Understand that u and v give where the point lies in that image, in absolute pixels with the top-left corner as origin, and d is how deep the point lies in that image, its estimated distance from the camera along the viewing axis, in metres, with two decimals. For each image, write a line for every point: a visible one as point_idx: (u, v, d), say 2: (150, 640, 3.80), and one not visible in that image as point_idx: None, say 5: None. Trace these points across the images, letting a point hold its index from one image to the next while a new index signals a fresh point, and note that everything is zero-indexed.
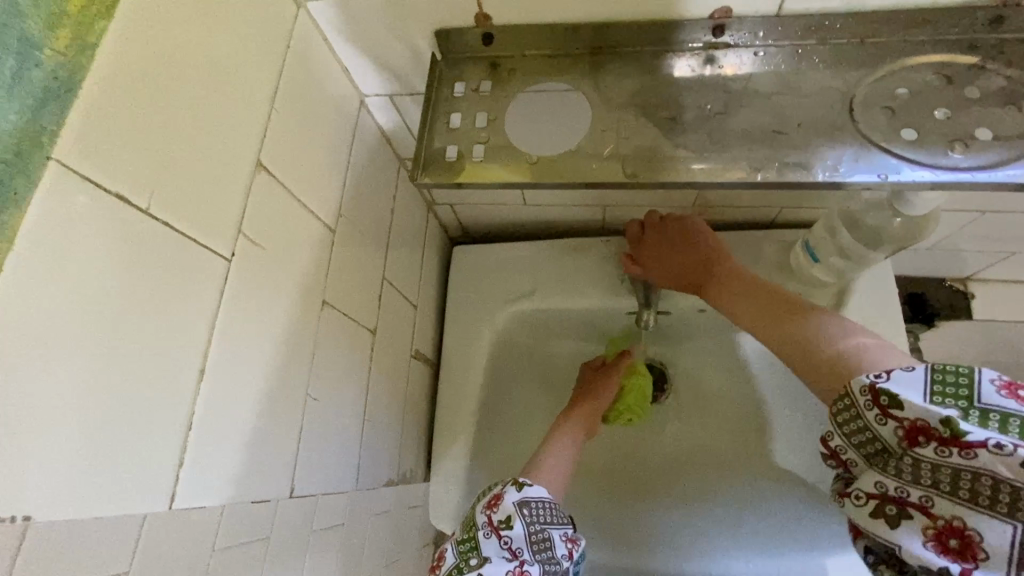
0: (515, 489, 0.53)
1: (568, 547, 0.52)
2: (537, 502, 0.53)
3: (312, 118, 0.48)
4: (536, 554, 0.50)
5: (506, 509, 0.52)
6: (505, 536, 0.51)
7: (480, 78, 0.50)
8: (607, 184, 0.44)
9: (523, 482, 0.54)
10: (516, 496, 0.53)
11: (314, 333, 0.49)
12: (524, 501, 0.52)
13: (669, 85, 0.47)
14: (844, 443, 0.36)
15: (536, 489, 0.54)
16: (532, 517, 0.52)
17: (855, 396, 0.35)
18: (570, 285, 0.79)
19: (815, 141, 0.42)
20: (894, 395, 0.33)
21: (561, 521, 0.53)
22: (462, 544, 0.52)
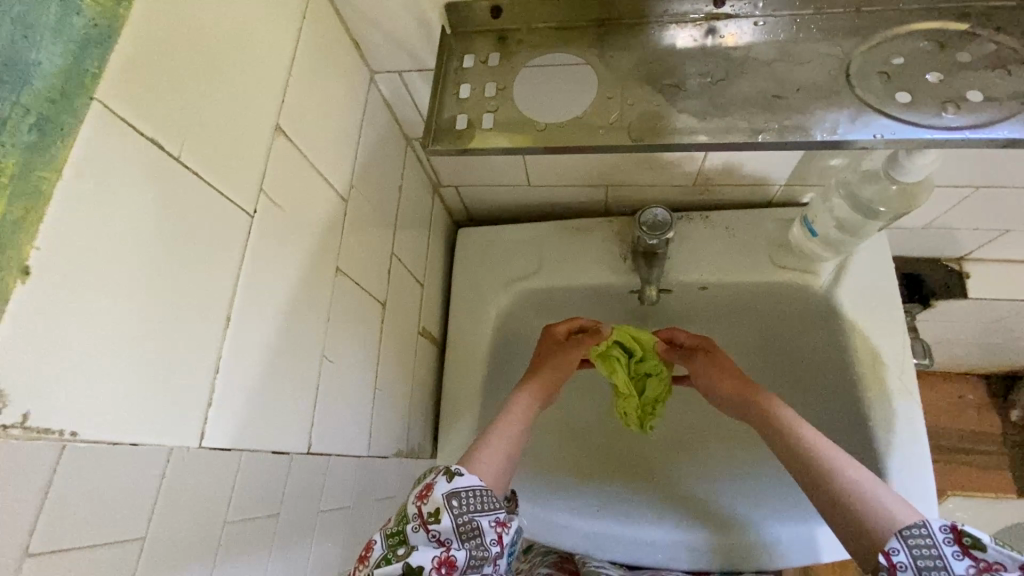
0: (445, 479, 0.49)
1: (499, 531, 0.48)
2: (467, 491, 0.48)
3: (326, 88, 0.50)
4: (464, 542, 0.47)
5: (434, 500, 0.47)
6: (434, 529, 0.46)
7: (488, 50, 0.52)
8: (612, 149, 0.46)
9: (454, 470, 0.50)
10: (445, 487, 0.48)
11: (328, 296, 0.50)
12: (454, 493, 0.48)
13: (672, 54, 0.48)
14: (907, 561, 0.38)
15: (468, 477, 0.49)
16: (462, 508, 0.48)
17: (934, 530, 0.39)
18: (573, 264, 0.80)
19: (813, 104, 0.44)
20: (977, 538, 0.37)
21: (493, 507, 0.49)
22: (391, 537, 0.47)
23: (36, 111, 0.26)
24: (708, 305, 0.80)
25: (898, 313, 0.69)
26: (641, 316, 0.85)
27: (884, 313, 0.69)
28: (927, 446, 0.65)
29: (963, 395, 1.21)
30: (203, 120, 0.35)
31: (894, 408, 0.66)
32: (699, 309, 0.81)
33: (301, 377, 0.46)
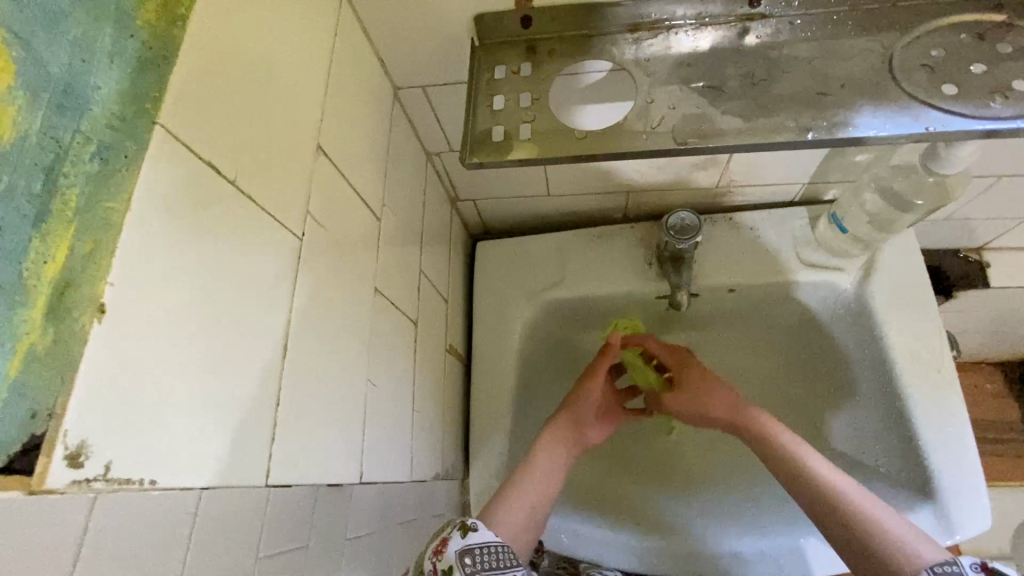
0: (459, 535, 0.47)
1: None
2: (481, 547, 0.46)
3: (357, 107, 0.49)
4: None
5: (447, 559, 0.45)
6: None
7: (519, 61, 0.51)
8: (658, 153, 0.45)
9: (469, 525, 0.48)
10: (460, 543, 0.46)
11: (368, 319, 0.49)
12: (467, 550, 0.46)
13: (708, 56, 0.48)
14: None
15: (482, 533, 0.47)
16: (476, 566, 0.45)
17: (965, 566, 0.41)
18: (598, 273, 0.79)
19: (857, 99, 0.43)
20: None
21: (510, 563, 0.47)
22: None
23: (98, 138, 0.24)
24: (736, 308, 0.79)
25: (931, 303, 0.69)
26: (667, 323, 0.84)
27: (916, 305, 0.69)
28: (971, 438, 0.64)
29: (982, 385, 1.21)
30: (251, 144, 0.33)
31: (937, 404, 0.65)
32: (727, 313, 0.80)
33: (348, 404, 0.44)
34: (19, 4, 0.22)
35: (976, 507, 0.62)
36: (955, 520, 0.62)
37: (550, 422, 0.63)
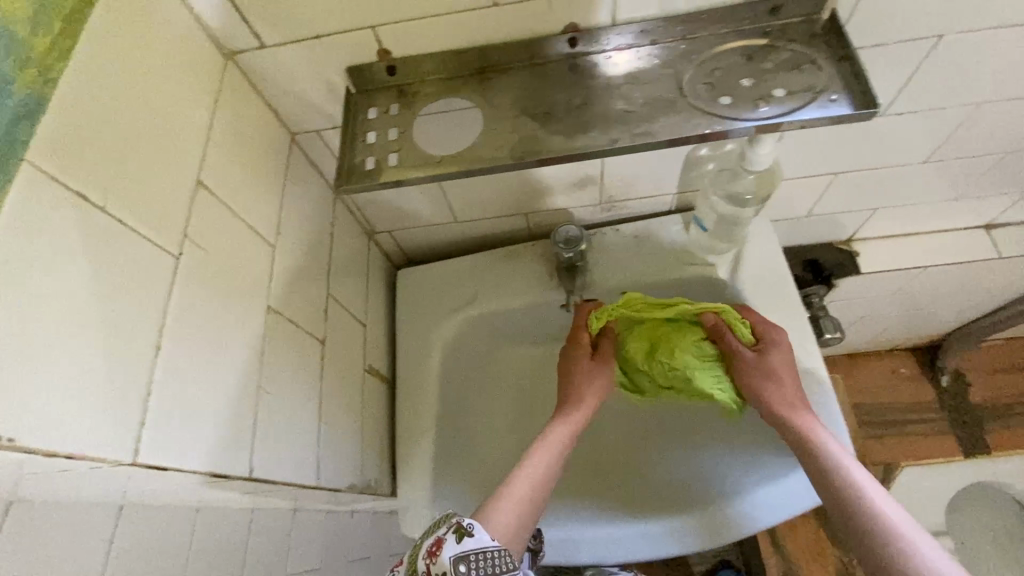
0: (455, 539, 0.52)
1: None
2: (477, 553, 0.51)
3: (246, 150, 0.56)
4: None
5: (443, 563, 0.50)
6: None
7: (389, 102, 0.59)
8: (499, 168, 0.53)
9: (466, 529, 0.52)
10: (453, 549, 0.51)
11: (263, 333, 0.54)
12: (461, 555, 0.50)
13: (543, 87, 0.57)
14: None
15: (476, 538, 0.52)
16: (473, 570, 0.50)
17: None
18: (507, 288, 0.87)
19: (656, 113, 0.53)
20: None
21: (509, 568, 0.50)
22: None
23: None
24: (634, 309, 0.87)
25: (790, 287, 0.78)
26: None
27: (779, 290, 0.78)
28: (834, 401, 0.72)
29: None
30: (123, 180, 0.40)
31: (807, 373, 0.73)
32: None
33: (239, 409, 0.49)
34: None
35: None
36: None
37: (563, 406, 0.72)
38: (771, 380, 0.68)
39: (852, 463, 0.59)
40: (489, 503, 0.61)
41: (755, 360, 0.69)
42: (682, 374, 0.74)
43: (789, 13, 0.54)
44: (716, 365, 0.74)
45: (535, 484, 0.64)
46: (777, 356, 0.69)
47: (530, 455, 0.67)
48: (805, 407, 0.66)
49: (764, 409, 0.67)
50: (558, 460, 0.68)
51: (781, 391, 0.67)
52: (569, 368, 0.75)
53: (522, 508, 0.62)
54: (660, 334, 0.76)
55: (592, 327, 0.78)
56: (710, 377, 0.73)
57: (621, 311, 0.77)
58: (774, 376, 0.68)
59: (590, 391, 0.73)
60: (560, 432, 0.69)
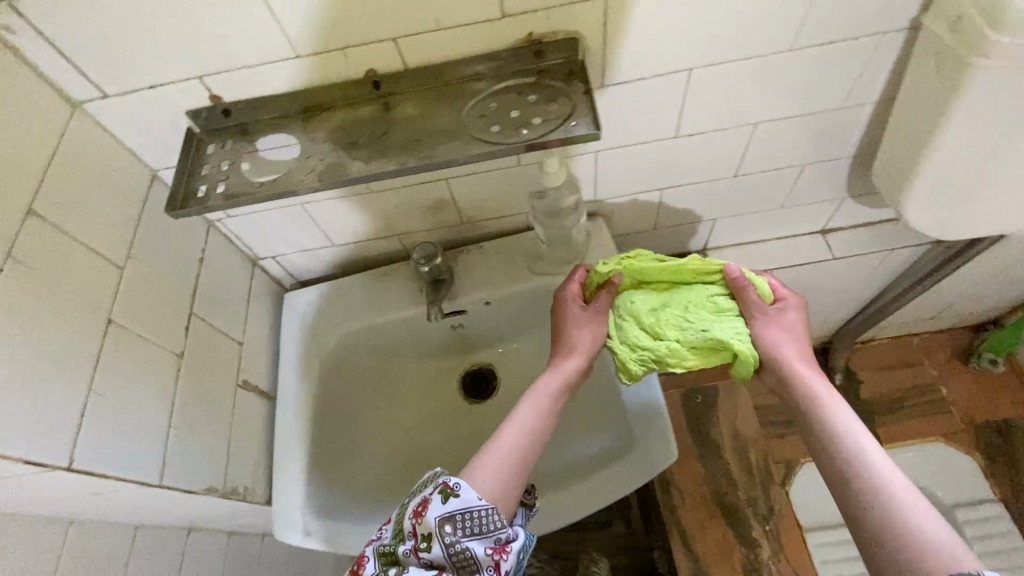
0: (441, 499, 0.57)
1: (494, 557, 0.56)
2: (461, 515, 0.57)
3: (93, 186, 0.65)
4: (455, 568, 0.55)
5: (428, 525, 0.56)
6: (425, 556, 0.55)
7: (226, 139, 0.68)
8: (305, 190, 0.62)
9: (451, 491, 0.58)
10: (439, 511, 0.57)
11: (100, 343, 0.62)
12: (446, 517, 0.56)
13: (355, 123, 0.66)
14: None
15: (461, 501, 0.57)
16: (454, 531, 0.56)
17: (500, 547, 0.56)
18: (381, 303, 0.95)
19: (438, 142, 0.62)
20: (508, 545, 0.57)
21: (492, 530, 0.57)
22: (383, 556, 0.57)
23: None
24: (500, 317, 0.96)
25: None
26: (452, 338, 0.99)
27: None
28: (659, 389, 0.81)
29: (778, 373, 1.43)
30: None
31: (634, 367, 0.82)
32: (495, 322, 0.97)
33: (61, 405, 0.57)
34: None
35: (664, 445, 0.77)
36: (647, 453, 0.77)
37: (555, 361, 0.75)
38: (781, 335, 0.72)
39: (848, 418, 0.64)
40: (480, 455, 0.65)
41: (765, 316, 0.73)
42: (698, 326, 0.73)
43: (550, 55, 0.64)
44: (735, 317, 0.74)
45: (526, 437, 0.67)
46: (776, 315, 0.73)
47: (522, 408, 0.70)
48: (814, 362, 0.71)
49: (771, 365, 0.71)
50: (547, 420, 0.70)
51: (789, 349, 0.71)
52: (563, 322, 0.78)
53: (511, 463, 0.65)
54: (672, 289, 0.77)
55: (587, 285, 0.80)
56: (727, 328, 0.73)
57: (626, 265, 0.77)
58: (787, 326, 0.73)
59: (581, 338, 0.76)
60: (552, 389, 0.72)
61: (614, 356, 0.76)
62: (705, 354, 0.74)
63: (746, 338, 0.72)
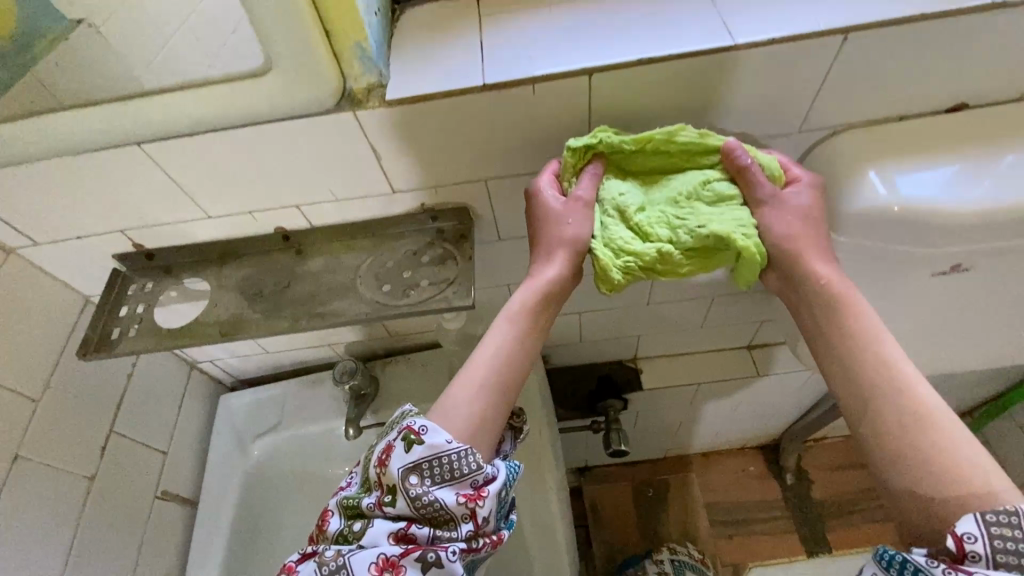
0: (404, 447, 0.49)
1: (469, 504, 0.47)
2: (428, 461, 0.48)
3: (17, 324, 0.70)
4: (427, 520, 0.47)
5: (391, 473, 0.48)
6: (390, 508, 0.47)
7: (147, 279, 0.74)
8: (204, 342, 0.66)
9: (415, 437, 0.49)
10: (402, 458, 0.48)
11: (0, 481, 0.66)
12: (411, 465, 0.48)
13: (263, 272, 0.71)
14: (984, 550, 0.36)
15: (427, 444, 0.48)
16: (420, 481, 0.47)
17: (479, 491, 0.48)
18: (309, 412, 0.99)
19: (332, 299, 0.68)
20: (489, 485, 0.48)
21: (465, 474, 0.48)
22: (349, 509, 0.50)
23: None
24: None
25: (547, 414, 0.91)
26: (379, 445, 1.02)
27: None
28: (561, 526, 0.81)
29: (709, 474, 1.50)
30: None
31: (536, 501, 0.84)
32: None
33: None
34: None
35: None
36: None
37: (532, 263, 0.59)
38: (794, 224, 0.55)
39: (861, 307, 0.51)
40: (452, 386, 0.54)
41: (774, 198, 0.55)
42: (692, 223, 0.55)
43: (444, 219, 0.70)
44: (740, 207, 0.56)
45: (493, 367, 0.55)
46: (792, 199, 0.56)
47: (493, 328, 0.57)
48: (828, 257, 0.55)
49: (782, 262, 0.55)
50: (517, 347, 0.56)
51: (799, 236, 0.54)
52: (541, 223, 0.58)
53: (484, 392, 0.53)
54: (656, 180, 0.59)
55: (565, 172, 0.59)
56: (727, 219, 0.55)
57: (607, 141, 0.57)
58: (801, 214, 0.55)
59: (563, 237, 0.57)
60: (523, 308, 0.57)
61: (595, 263, 0.57)
62: (703, 259, 0.57)
63: (753, 231, 0.54)
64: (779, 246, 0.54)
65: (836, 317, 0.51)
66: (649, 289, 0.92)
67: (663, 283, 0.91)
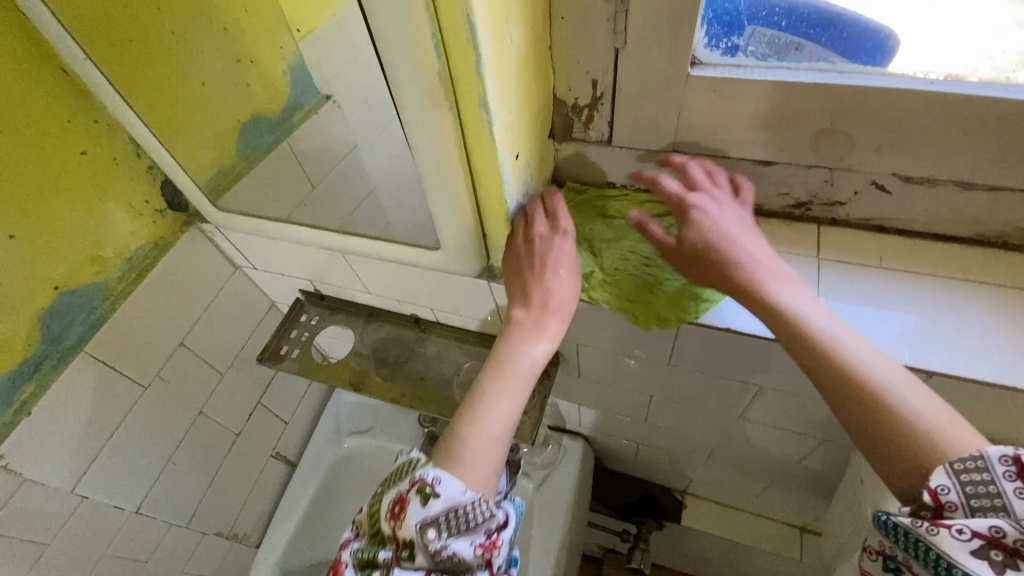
0: (420, 502, 0.49)
1: (483, 553, 0.49)
2: (443, 515, 0.49)
3: (228, 319, 0.96)
4: (443, 570, 0.49)
5: (409, 530, 0.49)
6: (408, 565, 0.49)
7: (315, 313, 0.97)
8: (337, 383, 0.86)
9: (431, 491, 0.49)
10: (418, 514, 0.49)
11: (186, 426, 0.92)
12: (426, 522, 0.49)
13: (393, 341, 0.91)
14: (960, 501, 0.37)
15: (442, 499, 0.49)
16: (435, 538, 0.48)
17: (490, 539, 0.50)
18: (393, 431, 1.18)
19: (434, 386, 0.85)
20: (498, 534, 0.51)
21: (477, 528, 0.49)
22: (362, 563, 0.51)
23: (60, 355, 0.73)
24: None
25: (576, 520, 1.03)
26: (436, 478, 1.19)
27: (558, 515, 1.02)
28: None
29: None
30: (131, 347, 0.80)
31: None
32: None
33: (147, 469, 0.86)
34: (61, 329, 0.73)
35: None
36: None
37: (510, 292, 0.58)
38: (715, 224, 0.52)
39: (796, 291, 0.48)
40: (461, 458, 0.51)
41: (686, 196, 0.54)
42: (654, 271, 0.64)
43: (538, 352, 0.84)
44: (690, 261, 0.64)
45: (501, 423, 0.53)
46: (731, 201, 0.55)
47: (489, 387, 0.54)
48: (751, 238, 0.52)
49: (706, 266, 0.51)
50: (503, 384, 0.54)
51: (723, 229, 0.51)
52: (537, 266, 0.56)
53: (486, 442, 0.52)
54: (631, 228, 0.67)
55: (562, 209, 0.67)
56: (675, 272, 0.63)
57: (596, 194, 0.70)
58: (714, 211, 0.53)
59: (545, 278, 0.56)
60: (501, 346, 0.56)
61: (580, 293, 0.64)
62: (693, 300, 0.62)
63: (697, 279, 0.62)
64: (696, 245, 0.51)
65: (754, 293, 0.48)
66: (710, 449, 0.97)
67: (724, 450, 0.95)
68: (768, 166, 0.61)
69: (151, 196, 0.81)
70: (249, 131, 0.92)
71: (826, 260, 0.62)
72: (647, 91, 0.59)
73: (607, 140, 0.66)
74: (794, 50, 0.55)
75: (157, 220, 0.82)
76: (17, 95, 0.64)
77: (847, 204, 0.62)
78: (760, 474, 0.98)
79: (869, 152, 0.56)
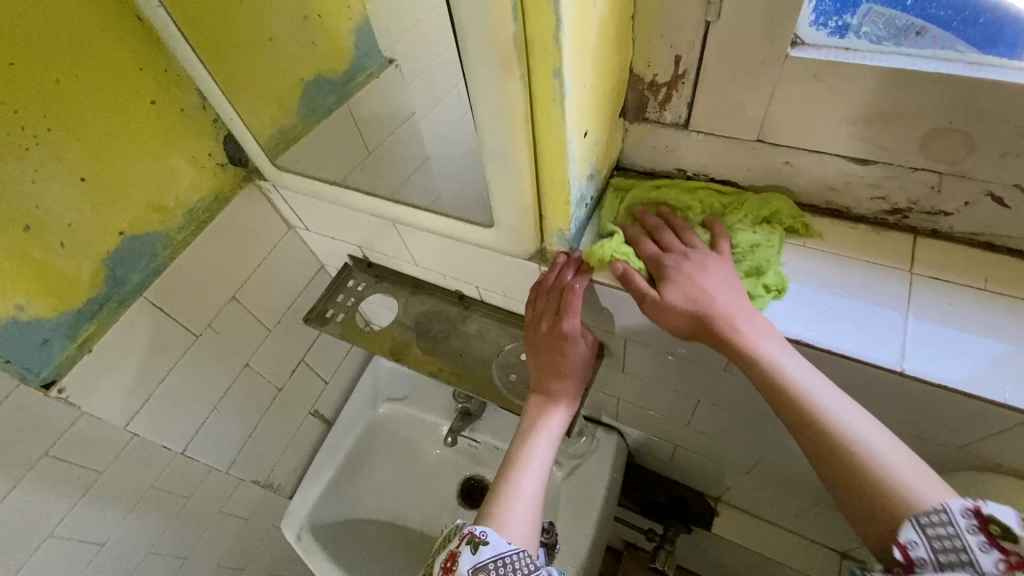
0: (471, 552, 0.50)
1: None
2: (493, 562, 0.49)
3: (279, 278, 0.97)
4: None
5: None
6: None
7: (361, 278, 0.97)
8: (376, 351, 0.86)
9: (480, 541, 0.50)
10: (470, 561, 0.49)
11: (232, 377, 0.95)
12: (477, 567, 0.48)
13: (436, 314, 0.90)
14: (928, 556, 0.38)
15: (492, 546, 0.50)
16: None
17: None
18: (428, 402, 1.19)
19: (473, 365, 0.84)
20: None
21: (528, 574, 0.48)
22: None
23: (121, 297, 0.75)
24: None
25: (603, 513, 1.01)
26: (466, 452, 1.20)
27: (585, 508, 1.00)
28: None
29: None
30: (186, 296, 0.82)
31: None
32: None
33: (194, 414, 0.90)
34: (124, 273, 0.75)
35: None
36: None
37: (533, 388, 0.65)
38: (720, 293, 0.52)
39: (788, 356, 0.49)
40: (498, 514, 0.54)
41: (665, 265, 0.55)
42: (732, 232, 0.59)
43: None
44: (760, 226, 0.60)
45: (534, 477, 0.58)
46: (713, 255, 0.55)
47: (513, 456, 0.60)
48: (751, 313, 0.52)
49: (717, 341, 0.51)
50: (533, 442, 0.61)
51: (718, 303, 0.52)
52: (550, 357, 0.63)
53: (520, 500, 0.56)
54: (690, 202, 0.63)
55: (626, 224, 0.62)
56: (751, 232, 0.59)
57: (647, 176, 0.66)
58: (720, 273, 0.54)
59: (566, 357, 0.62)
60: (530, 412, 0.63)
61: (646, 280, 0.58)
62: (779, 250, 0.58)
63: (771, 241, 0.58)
64: (688, 321, 0.52)
65: (745, 352, 0.49)
66: (753, 460, 0.91)
67: (769, 465, 0.90)
68: (866, 164, 0.55)
69: (213, 149, 0.82)
70: (311, 92, 0.92)
71: (919, 276, 0.56)
72: (736, 72, 0.54)
73: (683, 123, 0.61)
74: (915, 34, 0.49)
75: (218, 174, 0.84)
76: (97, 42, 0.65)
77: (952, 214, 0.55)
78: (805, 494, 0.92)
79: (991, 158, 0.49)
